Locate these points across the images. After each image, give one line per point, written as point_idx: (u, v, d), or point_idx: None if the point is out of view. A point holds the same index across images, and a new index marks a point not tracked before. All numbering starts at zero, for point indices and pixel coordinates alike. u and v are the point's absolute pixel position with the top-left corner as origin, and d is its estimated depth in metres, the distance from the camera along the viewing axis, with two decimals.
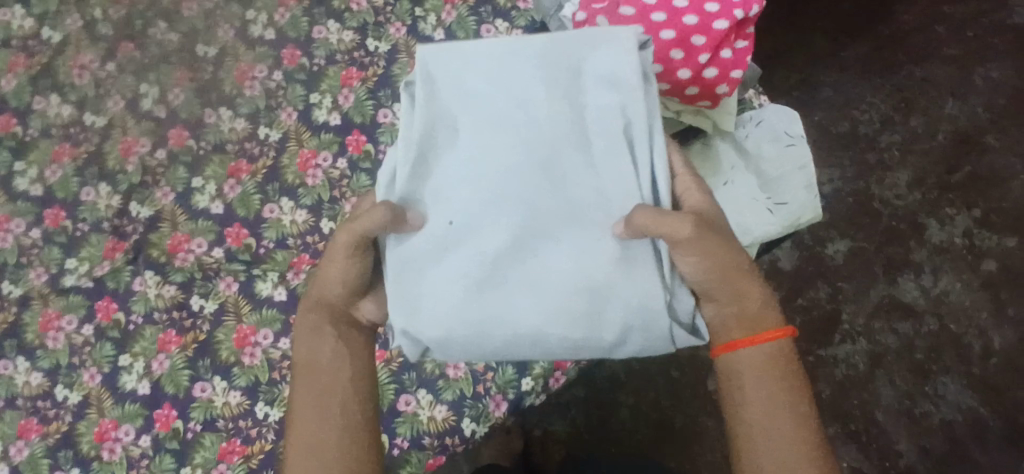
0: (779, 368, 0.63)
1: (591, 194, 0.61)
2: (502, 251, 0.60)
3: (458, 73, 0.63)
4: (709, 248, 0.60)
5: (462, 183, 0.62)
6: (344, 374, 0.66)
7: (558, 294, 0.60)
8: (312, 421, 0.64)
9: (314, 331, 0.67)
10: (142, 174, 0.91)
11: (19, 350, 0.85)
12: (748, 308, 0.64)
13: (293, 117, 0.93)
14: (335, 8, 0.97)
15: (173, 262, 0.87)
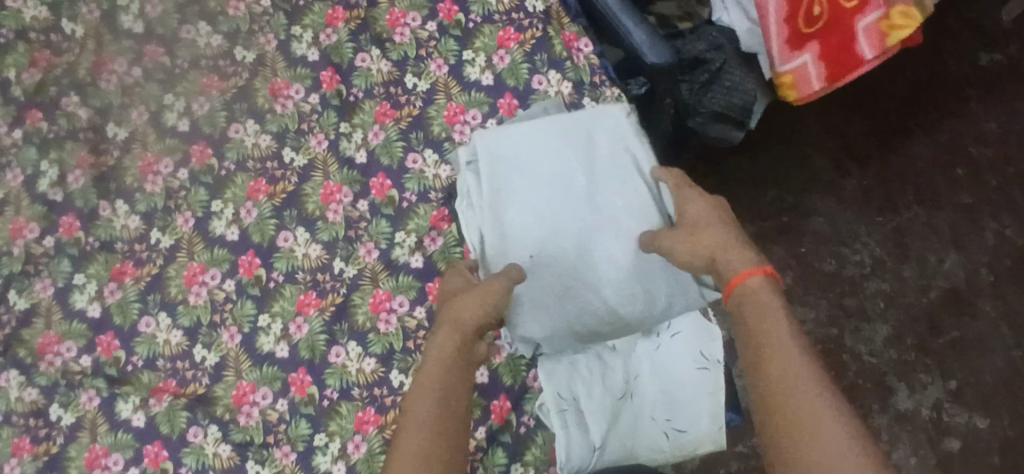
0: (769, 299, 0.66)
1: (625, 212, 0.81)
2: (573, 264, 0.81)
3: (506, 154, 0.84)
4: (702, 229, 0.73)
5: (535, 226, 0.82)
6: (462, 381, 0.70)
7: (623, 273, 0.80)
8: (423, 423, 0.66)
9: (444, 346, 0.71)
10: (24, 263, 0.87)
11: None
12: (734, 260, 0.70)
13: (190, 224, 0.88)
14: (258, 106, 0.91)
15: (39, 364, 0.85)
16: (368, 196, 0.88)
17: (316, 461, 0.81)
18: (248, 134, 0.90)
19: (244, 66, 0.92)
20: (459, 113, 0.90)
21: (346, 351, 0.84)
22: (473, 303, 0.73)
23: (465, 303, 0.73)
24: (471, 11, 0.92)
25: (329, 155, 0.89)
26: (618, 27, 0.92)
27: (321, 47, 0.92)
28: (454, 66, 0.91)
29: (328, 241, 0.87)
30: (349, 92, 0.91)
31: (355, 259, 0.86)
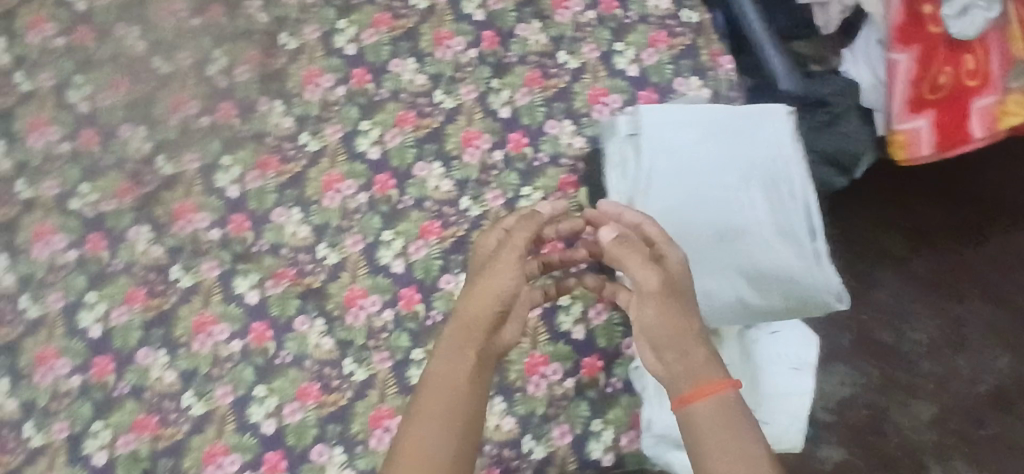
0: (729, 412, 0.62)
1: (771, 212, 0.73)
2: (703, 256, 0.72)
3: (663, 129, 0.76)
4: (666, 313, 0.67)
5: (674, 207, 0.74)
6: (473, 363, 0.70)
7: (759, 275, 0.72)
8: (441, 415, 0.66)
9: (466, 339, 0.71)
10: (180, 133, 0.93)
11: (14, 250, 0.90)
12: (692, 367, 0.65)
13: (338, 136, 0.94)
14: (421, 48, 0.97)
15: (171, 226, 0.90)
16: (504, 147, 0.93)
17: (409, 373, 0.84)
18: (405, 70, 0.96)
19: (416, 12, 0.99)
20: (601, 95, 0.94)
21: (456, 280, 0.88)
22: (490, 295, 0.72)
23: (486, 289, 0.72)
24: (630, 9, 0.99)
25: (476, 104, 0.95)
26: (760, 58, 0.96)
27: (488, 10, 0.99)
28: (606, 52, 0.97)
29: (460, 180, 0.92)
30: (505, 54, 0.97)
31: (481, 201, 0.91)
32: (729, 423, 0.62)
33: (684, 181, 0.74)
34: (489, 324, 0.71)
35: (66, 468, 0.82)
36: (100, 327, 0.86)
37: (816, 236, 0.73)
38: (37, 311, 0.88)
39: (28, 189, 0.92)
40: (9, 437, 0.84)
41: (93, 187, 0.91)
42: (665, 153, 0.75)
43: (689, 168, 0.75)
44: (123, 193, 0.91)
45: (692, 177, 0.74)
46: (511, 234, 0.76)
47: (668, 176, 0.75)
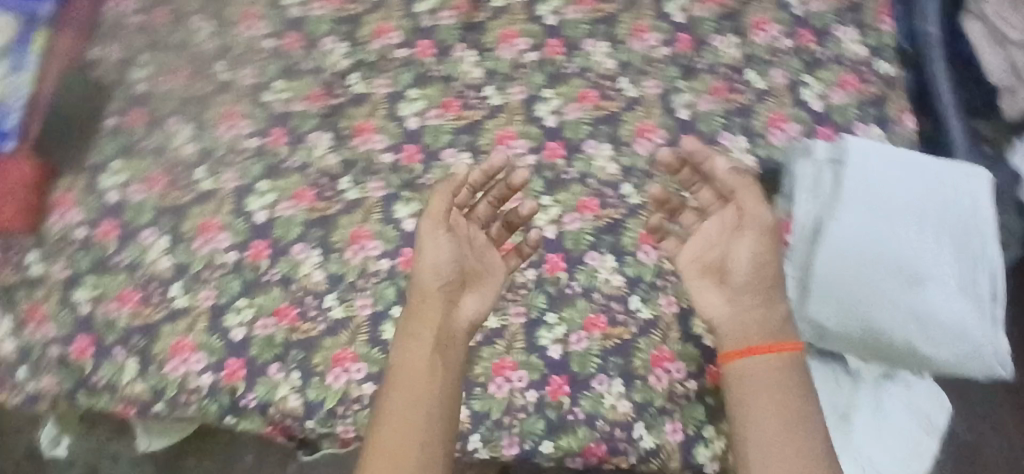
0: (781, 365, 0.72)
1: (952, 269, 0.80)
2: (883, 294, 0.79)
3: (868, 168, 0.82)
4: (763, 263, 0.74)
5: (862, 244, 0.80)
6: (433, 334, 0.77)
7: (930, 324, 0.78)
8: (412, 391, 0.74)
9: (420, 326, 0.78)
10: (377, 57, 0.97)
11: (202, 123, 0.94)
12: (767, 318, 0.74)
13: (521, 96, 0.96)
14: (617, 34, 0.99)
15: (351, 140, 0.94)
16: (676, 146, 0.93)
17: (538, 333, 0.87)
18: (597, 51, 0.98)
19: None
20: (781, 121, 0.94)
21: (601, 259, 0.90)
22: (434, 266, 0.79)
23: (428, 265, 0.79)
24: (826, 47, 0.98)
25: (657, 99, 0.96)
26: (940, 126, 0.94)
27: (689, 14, 1.00)
28: (795, 82, 0.96)
29: (627, 166, 0.93)
30: (696, 60, 0.98)
31: (642, 192, 0.92)
32: (780, 377, 0.71)
33: (877, 220, 0.80)
34: (440, 303, 0.78)
35: (204, 334, 0.86)
36: (265, 213, 0.90)
37: (991, 301, 0.80)
38: (208, 185, 0.92)
39: (228, 72, 0.97)
40: (157, 292, 0.88)
41: (287, 85, 0.96)
42: (864, 191, 0.81)
43: (885, 210, 0.81)
44: (313, 99, 0.96)
45: (886, 220, 0.80)
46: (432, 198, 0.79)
47: (863, 212, 0.81)
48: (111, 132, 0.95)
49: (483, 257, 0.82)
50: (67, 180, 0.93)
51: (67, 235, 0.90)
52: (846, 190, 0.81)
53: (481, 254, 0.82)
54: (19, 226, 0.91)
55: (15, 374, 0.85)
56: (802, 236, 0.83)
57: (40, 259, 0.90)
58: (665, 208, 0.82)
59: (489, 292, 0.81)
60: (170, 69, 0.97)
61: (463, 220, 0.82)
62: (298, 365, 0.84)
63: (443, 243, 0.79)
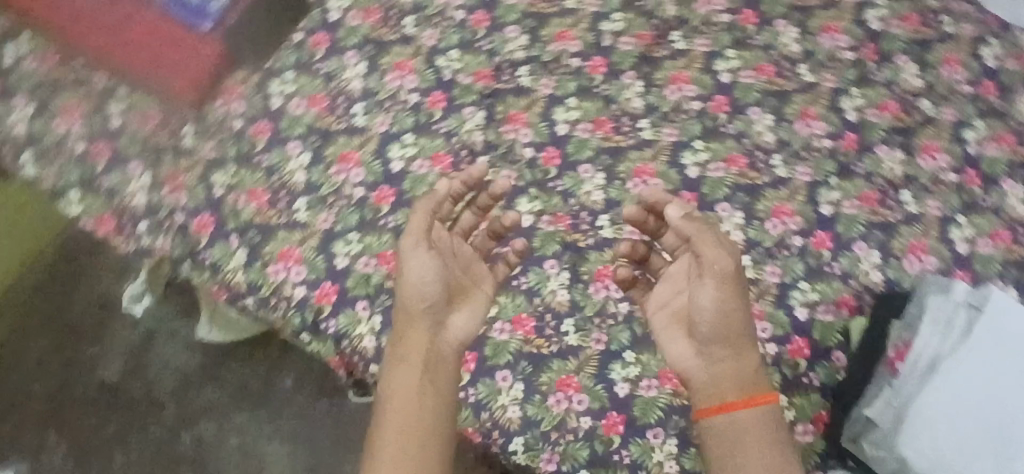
0: (748, 416, 0.77)
1: None
2: (980, 442, 0.81)
3: (1002, 325, 0.84)
4: (728, 319, 0.77)
5: (974, 392, 0.83)
6: (424, 353, 0.80)
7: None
8: (409, 419, 0.77)
9: (408, 351, 0.80)
10: (551, 59, 1.00)
11: (374, 65, 0.99)
12: (739, 370, 0.78)
13: (671, 138, 0.97)
14: (785, 112, 0.98)
15: (501, 126, 0.97)
16: (806, 237, 0.92)
17: (611, 366, 0.87)
18: (760, 121, 0.97)
19: (799, 80, 0.99)
20: (921, 251, 0.91)
21: None
22: (415, 291, 0.80)
23: (414, 289, 0.80)
24: (991, 194, 0.94)
25: (803, 187, 0.94)
26: None
27: (864, 116, 0.97)
28: (948, 217, 0.93)
29: (752, 239, 0.93)
30: (856, 162, 0.95)
31: (758, 269, 0.91)
32: (753, 428, 0.76)
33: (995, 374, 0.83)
34: (428, 322, 0.81)
35: (312, 252, 0.90)
36: (402, 164, 0.94)
37: None
38: (360, 121, 0.96)
39: (412, 27, 1.01)
40: (283, 200, 0.92)
41: (461, 56, 1.00)
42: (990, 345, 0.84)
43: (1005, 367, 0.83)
44: (480, 77, 0.99)
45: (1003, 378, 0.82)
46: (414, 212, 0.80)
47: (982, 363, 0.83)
48: (295, 45, 0.99)
49: (470, 269, 0.85)
50: (241, 74, 0.97)
51: (225, 122, 0.95)
52: (973, 339, 0.84)
53: (466, 270, 0.85)
54: (190, 99, 0.95)
55: (138, 226, 0.91)
56: (914, 366, 0.86)
57: (195, 135, 0.94)
58: (637, 257, 0.88)
59: (478, 306, 0.84)
60: (362, 6, 1.02)
61: (447, 236, 0.84)
62: (381, 311, 0.87)
63: (427, 261, 0.79)
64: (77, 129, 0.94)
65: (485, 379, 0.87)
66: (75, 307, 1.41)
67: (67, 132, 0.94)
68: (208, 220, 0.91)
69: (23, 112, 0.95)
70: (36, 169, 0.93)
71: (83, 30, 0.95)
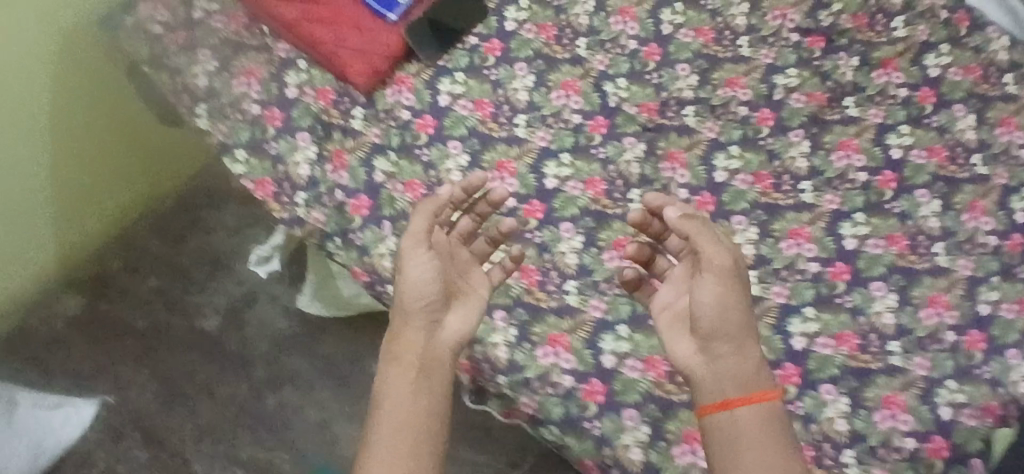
0: (751, 412, 0.68)
1: None
2: None
3: None
4: (731, 312, 0.70)
5: None
6: (417, 349, 0.73)
7: None
8: (400, 417, 0.69)
9: (400, 348, 0.74)
10: (720, 105, 0.98)
11: (541, 80, 0.99)
12: (744, 365, 0.69)
13: (831, 205, 0.95)
14: (953, 200, 0.94)
15: (660, 162, 0.95)
16: (961, 335, 0.87)
17: None
18: (926, 205, 0.94)
19: (972, 169, 0.95)
20: None
21: (834, 396, 0.86)
22: (410, 286, 0.75)
23: (409, 285, 0.74)
24: None
25: (963, 282, 0.90)
26: None
27: None
28: None
29: (903, 324, 0.89)
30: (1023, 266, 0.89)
31: (907, 357, 0.87)
32: (762, 430, 0.67)
33: None
34: (423, 322, 0.75)
35: None
36: (556, 183, 0.94)
37: None
38: (521, 132, 0.96)
39: (584, 50, 1.01)
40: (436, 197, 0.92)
41: (629, 87, 0.99)
42: None
43: None
44: (645, 110, 0.98)
45: None
46: (412, 215, 0.78)
47: None
48: (469, 47, 1.00)
49: (466, 274, 0.80)
50: (414, 67, 0.98)
51: (393, 111, 0.95)
52: None
53: (462, 274, 0.80)
54: (363, 83, 0.94)
55: (296, 196, 0.90)
56: None
57: (364, 119, 0.94)
58: (643, 260, 0.82)
59: (475, 307, 0.77)
60: (538, 22, 1.02)
61: (445, 238, 0.81)
62: (517, 324, 0.86)
63: (422, 257, 0.75)
64: (254, 93, 0.93)
65: (611, 414, 0.81)
66: (184, 255, 1.46)
67: (245, 92, 0.93)
68: (365, 202, 0.90)
69: (205, 67, 0.94)
70: (209, 119, 0.93)
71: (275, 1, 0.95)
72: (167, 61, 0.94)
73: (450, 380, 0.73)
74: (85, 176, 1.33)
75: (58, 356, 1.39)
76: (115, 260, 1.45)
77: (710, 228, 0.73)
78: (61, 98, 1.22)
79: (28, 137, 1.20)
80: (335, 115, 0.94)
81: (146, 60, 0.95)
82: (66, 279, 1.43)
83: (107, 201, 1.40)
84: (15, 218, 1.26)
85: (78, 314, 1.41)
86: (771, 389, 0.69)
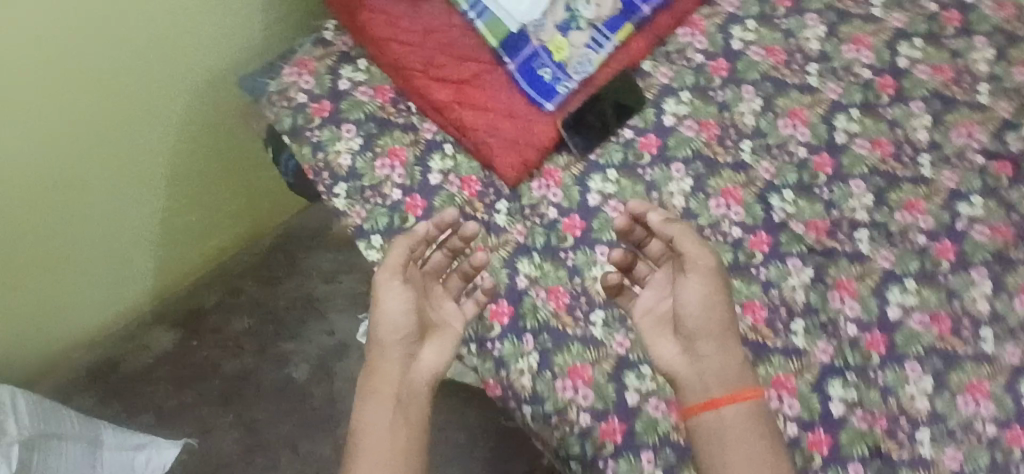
0: (738, 411, 0.71)
1: None
2: None
3: None
4: (714, 311, 0.74)
5: None
6: (396, 382, 0.74)
7: None
8: (381, 446, 0.71)
9: (380, 383, 0.75)
10: (897, 231, 0.88)
11: (698, 185, 0.91)
12: (728, 365, 0.73)
13: (1015, 359, 0.82)
14: None
15: (828, 291, 0.85)
16: None
17: None
18: None
19: None
20: None
21: None
22: (387, 322, 0.76)
23: (387, 321, 0.76)
24: None
25: None
26: None
27: None
28: None
29: None
30: None
31: None
32: (745, 432, 0.71)
33: None
34: (399, 355, 0.75)
35: (603, 377, 0.80)
36: None
37: None
38: None
39: (748, 155, 0.92)
40: (581, 308, 0.84)
41: (796, 202, 0.89)
42: None
43: None
44: (813, 229, 0.88)
45: None
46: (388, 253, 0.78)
47: None
48: (623, 141, 0.93)
49: (441, 308, 0.80)
50: (564, 161, 0.91)
51: (538, 206, 0.89)
52: None
53: (435, 307, 0.80)
54: (511, 174, 0.89)
55: None
56: None
57: (507, 213, 0.89)
58: (627, 265, 0.81)
59: (451, 338, 0.78)
60: (698, 119, 0.94)
61: (419, 274, 0.80)
62: (664, 467, 0.77)
63: (397, 288, 0.76)
64: (395, 176, 0.89)
65: None
66: (280, 299, 1.41)
67: (387, 175, 0.90)
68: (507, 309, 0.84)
69: (349, 144, 0.91)
70: (348, 200, 0.89)
71: (427, 81, 0.90)
72: (308, 134, 0.92)
73: (428, 406, 0.74)
74: (196, 219, 1.29)
75: (147, 390, 1.35)
76: (212, 293, 1.41)
77: (688, 228, 0.77)
78: (192, 149, 1.17)
79: (146, 179, 1.15)
80: (476, 208, 0.89)
81: (287, 130, 0.93)
82: (162, 310, 1.39)
83: (212, 234, 1.36)
84: (122, 251, 1.22)
85: (173, 349, 1.38)
86: (753, 389, 0.73)
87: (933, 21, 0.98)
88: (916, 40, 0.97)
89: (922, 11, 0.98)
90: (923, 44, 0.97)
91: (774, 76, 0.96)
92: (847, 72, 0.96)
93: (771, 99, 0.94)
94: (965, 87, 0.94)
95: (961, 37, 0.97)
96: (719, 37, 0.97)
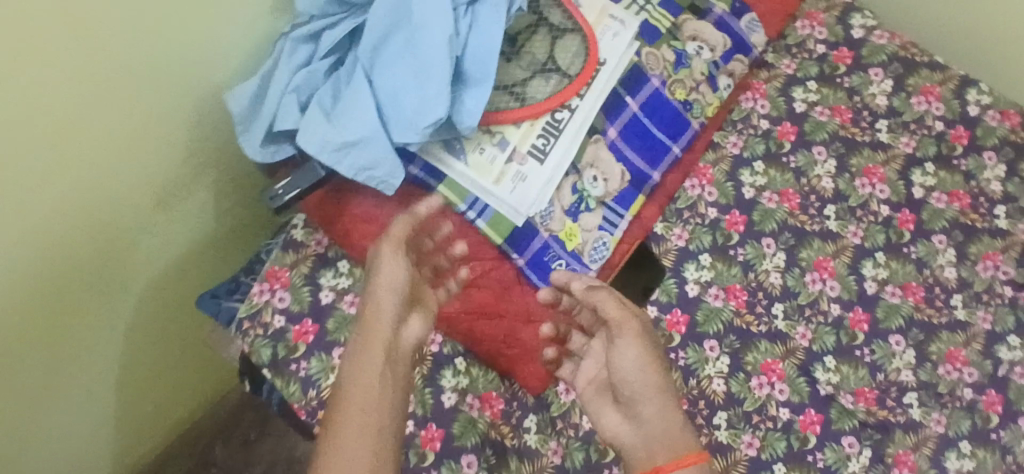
0: None
1: None
2: None
3: None
4: (642, 371, 0.62)
5: None
6: (390, 351, 0.61)
7: None
8: (368, 416, 0.56)
9: (368, 343, 0.60)
10: (944, 390, 0.84)
11: (735, 361, 0.84)
12: (668, 427, 0.59)
13: None
14: None
15: (887, 469, 0.80)
16: None
17: None
18: None
19: None
20: None
21: None
22: (386, 286, 0.63)
23: (386, 286, 0.63)
24: None
25: None
26: None
27: None
28: None
29: None
30: None
31: None
32: None
33: None
34: (391, 323, 0.62)
35: None
36: None
37: None
38: (724, 436, 0.81)
39: (782, 320, 0.85)
40: None
41: (841, 369, 0.84)
42: None
43: None
44: (863, 398, 0.83)
45: None
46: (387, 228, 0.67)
47: None
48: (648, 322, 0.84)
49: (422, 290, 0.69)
50: None
51: (569, 414, 0.80)
52: None
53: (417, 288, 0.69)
54: (537, 385, 0.79)
55: None
56: None
57: (538, 430, 0.79)
58: None
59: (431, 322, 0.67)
60: (720, 285, 0.86)
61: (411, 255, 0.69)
62: None
63: (397, 260, 0.64)
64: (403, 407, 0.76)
65: None
66: (257, 465, 1.09)
67: None
68: None
69: None
70: None
71: None
72: (294, 367, 0.78)
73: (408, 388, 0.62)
74: (158, 417, 0.98)
75: None
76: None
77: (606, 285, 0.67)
78: (147, 345, 0.86)
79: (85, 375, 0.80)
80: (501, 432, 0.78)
81: (266, 363, 0.78)
82: None
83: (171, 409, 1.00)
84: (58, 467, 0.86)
85: None
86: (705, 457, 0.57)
87: (941, 141, 0.93)
88: (928, 165, 0.92)
89: (927, 131, 0.94)
90: (934, 168, 0.92)
91: (792, 224, 0.89)
92: (865, 211, 0.90)
93: (794, 251, 0.88)
94: (983, 213, 0.90)
95: (970, 155, 0.92)
96: (729, 185, 0.90)
